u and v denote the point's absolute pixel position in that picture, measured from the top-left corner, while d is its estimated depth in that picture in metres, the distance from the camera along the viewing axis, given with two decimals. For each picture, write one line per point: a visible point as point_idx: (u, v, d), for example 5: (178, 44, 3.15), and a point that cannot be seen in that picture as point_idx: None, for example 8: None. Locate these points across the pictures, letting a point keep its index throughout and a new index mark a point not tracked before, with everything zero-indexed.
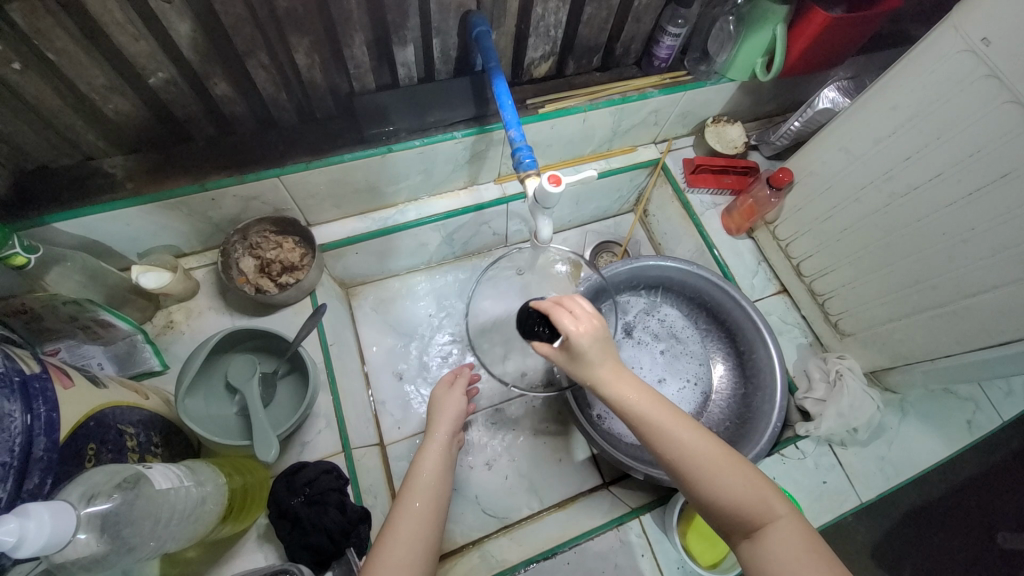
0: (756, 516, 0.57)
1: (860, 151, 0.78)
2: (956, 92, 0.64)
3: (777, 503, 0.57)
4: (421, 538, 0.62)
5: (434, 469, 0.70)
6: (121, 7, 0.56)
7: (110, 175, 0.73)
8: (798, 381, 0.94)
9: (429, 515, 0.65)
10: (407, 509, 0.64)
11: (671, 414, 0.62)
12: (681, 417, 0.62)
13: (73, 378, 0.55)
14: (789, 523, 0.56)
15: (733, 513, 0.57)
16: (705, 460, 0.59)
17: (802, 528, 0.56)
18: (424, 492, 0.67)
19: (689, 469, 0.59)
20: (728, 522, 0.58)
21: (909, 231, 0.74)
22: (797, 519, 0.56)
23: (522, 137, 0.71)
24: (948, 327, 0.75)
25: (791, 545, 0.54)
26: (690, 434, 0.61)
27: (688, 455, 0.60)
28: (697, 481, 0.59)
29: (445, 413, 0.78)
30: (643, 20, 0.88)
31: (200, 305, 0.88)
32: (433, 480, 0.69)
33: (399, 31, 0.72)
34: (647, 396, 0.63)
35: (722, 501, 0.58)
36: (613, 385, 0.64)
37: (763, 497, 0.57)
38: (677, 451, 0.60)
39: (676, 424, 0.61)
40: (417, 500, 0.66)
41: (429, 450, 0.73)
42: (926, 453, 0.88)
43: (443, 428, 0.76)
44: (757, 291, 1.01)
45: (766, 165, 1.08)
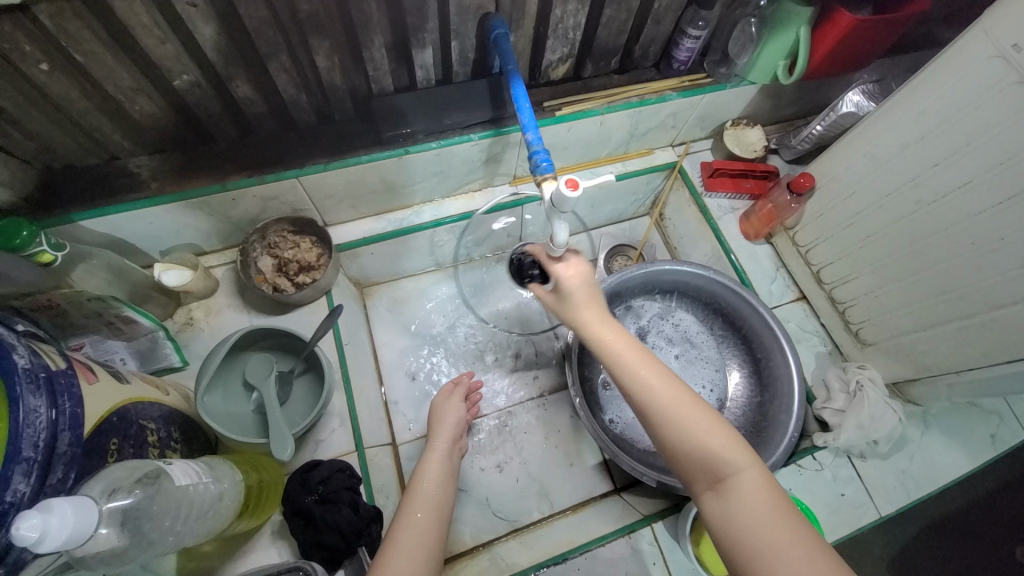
0: (721, 468, 0.56)
1: (886, 157, 0.76)
2: (989, 98, 0.62)
3: (744, 455, 0.56)
4: (424, 545, 0.62)
5: (435, 480, 0.72)
6: (148, 11, 0.57)
7: (135, 174, 0.75)
8: (816, 391, 0.92)
9: (432, 524, 0.66)
10: (409, 517, 0.65)
11: (645, 359, 0.62)
12: (653, 363, 0.62)
13: (97, 374, 0.56)
14: (755, 477, 0.55)
15: (698, 464, 0.57)
16: (673, 408, 0.59)
17: (767, 482, 0.54)
18: (427, 502, 0.68)
19: (657, 415, 0.59)
20: (693, 474, 0.57)
21: (935, 240, 0.72)
22: (763, 473, 0.55)
23: (539, 140, 0.71)
24: (975, 339, 0.72)
25: (754, 498, 0.53)
26: (660, 381, 0.60)
27: (658, 400, 0.59)
28: (664, 428, 0.58)
29: (445, 423, 0.81)
30: (663, 22, 0.87)
31: (219, 302, 0.89)
32: (435, 490, 0.70)
33: (419, 33, 0.72)
34: (624, 341, 0.64)
35: (687, 449, 0.57)
36: (594, 331, 0.66)
37: (730, 449, 0.56)
38: (646, 395, 0.60)
39: (649, 370, 0.61)
40: (419, 509, 0.67)
41: (430, 462, 0.75)
42: (949, 467, 0.85)
43: (442, 439, 0.79)
44: (775, 297, 0.99)
45: (786, 169, 1.06)
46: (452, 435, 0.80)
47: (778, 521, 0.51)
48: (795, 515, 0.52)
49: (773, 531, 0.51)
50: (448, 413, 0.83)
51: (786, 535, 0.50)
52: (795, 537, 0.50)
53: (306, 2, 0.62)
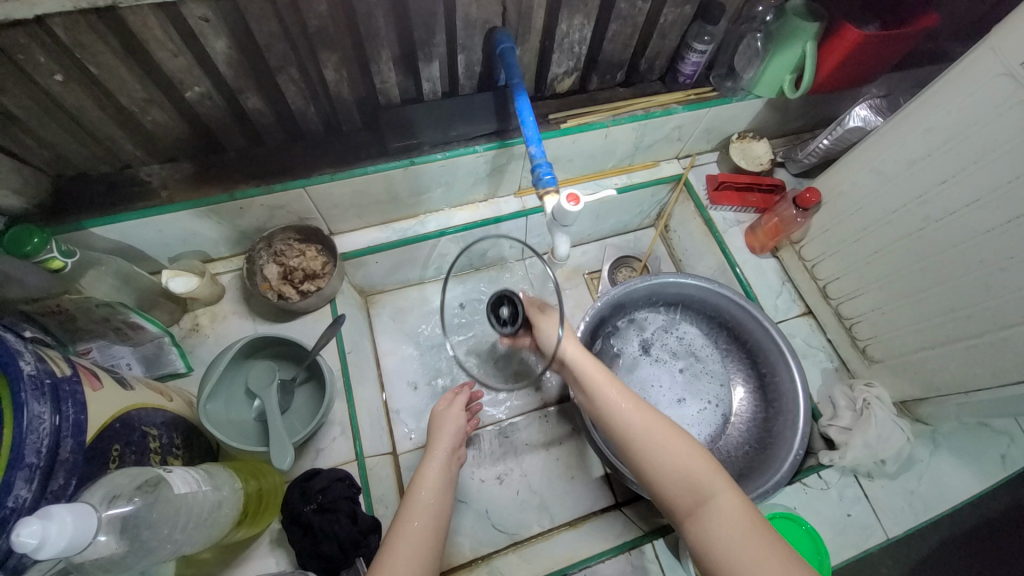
0: (700, 492, 0.62)
1: (893, 173, 0.76)
2: (998, 115, 0.61)
3: (721, 480, 0.63)
4: (418, 557, 0.61)
5: (433, 488, 0.70)
6: (161, 25, 0.58)
7: (146, 183, 0.76)
8: (821, 409, 0.89)
9: (427, 535, 0.64)
10: (404, 528, 0.64)
11: (628, 397, 0.72)
12: (636, 401, 0.71)
13: (102, 380, 0.57)
14: (731, 500, 0.61)
15: (679, 488, 0.63)
16: (653, 437, 0.67)
17: (742, 505, 0.60)
18: (424, 510, 0.67)
19: (640, 443, 0.67)
20: (675, 499, 0.64)
21: (944, 257, 0.72)
22: (738, 496, 0.61)
23: (543, 153, 0.71)
24: (985, 359, 0.71)
25: (729, 518, 0.59)
26: (643, 416, 0.69)
27: (640, 431, 0.68)
28: (647, 456, 0.66)
29: (444, 429, 0.79)
30: (668, 37, 0.87)
31: (224, 309, 0.90)
32: (433, 498, 0.69)
33: (426, 48, 0.73)
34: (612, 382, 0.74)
35: (667, 475, 0.64)
36: (586, 373, 0.76)
37: (708, 473, 0.63)
38: (630, 428, 0.69)
39: (632, 406, 0.70)
40: (415, 519, 0.65)
41: (429, 468, 0.73)
42: (958, 488, 0.83)
43: (441, 445, 0.76)
44: (780, 312, 0.99)
45: (792, 183, 1.06)
46: (451, 442, 0.78)
47: (752, 539, 0.57)
48: (769, 534, 0.58)
49: (748, 548, 0.57)
50: (448, 419, 0.80)
51: (759, 549, 0.56)
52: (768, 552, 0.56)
53: (316, 17, 0.63)
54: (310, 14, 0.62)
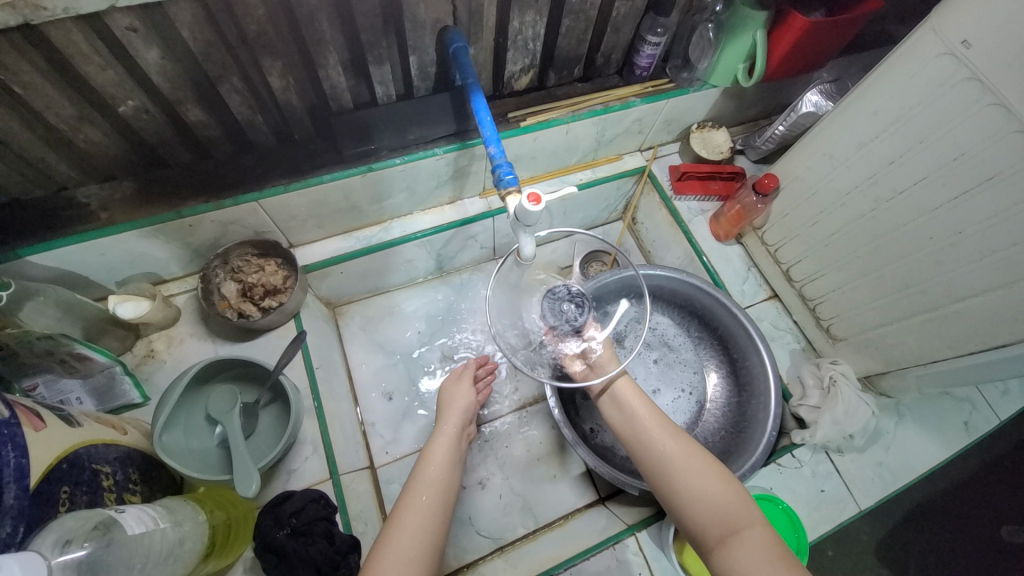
0: (732, 523, 0.63)
1: (844, 156, 0.78)
2: (939, 96, 0.63)
3: (752, 513, 0.64)
4: (425, 530, 0.63)
5: (442, 461, 0.72)
6: (85, 37, 0.54)
7: (84, 205, 0.72)
8: (792, 389, 0.93)
9: (433, 509, 0.66)
10: (412, 504, 0.66)
11: (665, 426, 0.74)
12: (673, 430, 0.73)
13: (45, 419, 0.53)
14: (762, 534, 0.62)
15: (713, 518, 0.64)
16: (690, 465, 0.68)
17: (772, 539, 0.62)
18: (431, 485, 0.68)
19: (674, 470, 0.69)
20: (706, 530, 0.65)
21: (895, 235, 0.74)
22: (768, 531, 0.63)
23: (502, 153, 0.70)
24: (940, 331, 0.74)
25: (761, 551, 0.60)
26: (680, 444, 0.71)
27: (678, 459, 0.69)
28: (684, 483, 0.67)
29: (453, 405, 0.80)
30: (622, 30, 0.87)
31: (181, 332, 0.86)
32: (440, 473, 0.70)
33: (375, 50, 0.71)
34: (650, 410, 0.76)
35: (701, 503, 0.66)
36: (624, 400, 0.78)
37: (741, 506, 0.65)
38: (665, 455, 0.70)
39: (670, 435, 0.72)
40: (421, 495, 0.67)
41: (437, 443, 0.74)
42: (924, 456, 0.87)
43: (450, 421, 0.77)
44: (748, 297, 1.01)
45: (752, 169, 1.07)
46: (461, 420, 0.78)
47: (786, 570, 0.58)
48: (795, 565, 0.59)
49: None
50: (460, 402, 0.80)
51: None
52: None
53: (254, 22, 0.60)
54: (248, 19, 0.59)
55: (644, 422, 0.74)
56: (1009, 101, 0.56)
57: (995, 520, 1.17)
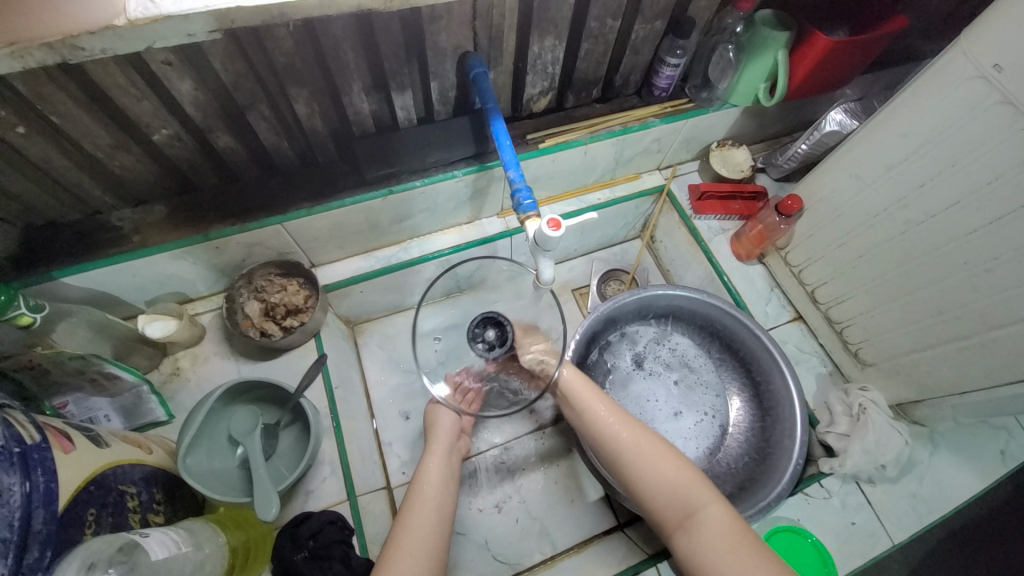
0: (688, 505, 0.67)
1: (871, 178, 0.76)
2: (973, 118, 0.61)
3: (707, 492, 0.67)
4: (422, 549, 0.66)
5: (435, 482, 0.75)
6: (123, 71, 0.57)
7: (118, 228, 0.75)
8: (819, 415, 0.90)
9: (431, 529, 0.68)
10: (408, 522, 0.68)
11: (620, 415, 0.78)
12: (626, 418, 0.77)
13: (74, 440, 0.54)
14: (718, 511, 0.65)
15: (670, 502, 0.68)
16: (644, 452, 0.73)
17: (728, 514, 0.65)
18: (425, 501, 0.72)
19: (631, 459, 0.73)
20: (667, 515, 0.68)
21: (927, 259, 0.72)
22: (724, 507, 0.66)
23: (521, 177, 0.70)
24: (976, 360, 0.71)
25: (717, 529, 0.64)
26: (634, 432, 0.75)
27: (632, 447, 0.74)
28: (638, 471, 0.72)
29: (439, 427, 0.86)
30: (641, 52, 0.87)
31: (206, 350, 0.88)
32: (433, 493, 0.73)
33: (397, 77, 0.72)
34: (603, 401, 0.80)
35: (657, 489, 0.70)
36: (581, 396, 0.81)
37: (696, 487, 0.68)
38: (621, 446, 0.74)
39: (625, 425, 0.76)
40: (417, 513, 0.70)
41: (429, 464, 0.78)
42: (961, 488, 0.83)
43: (438, 445, 0.82)
44: (771, 318, 0.98)
45: (774, 188, 1.06)
46: (448, 441, 0.84)
47: (740, 546, 0.62)
48: (749, 537, 0.63)
49: (728, 552, 0.61)
50: (443, 422, 0.87)
51: (739, 555, 0.61)
52: (754, 558, 0.60)
53: (282, 53, 0.62)
54: (277, 51, 0.61)
55: (602, 414, 0.78)
56: None
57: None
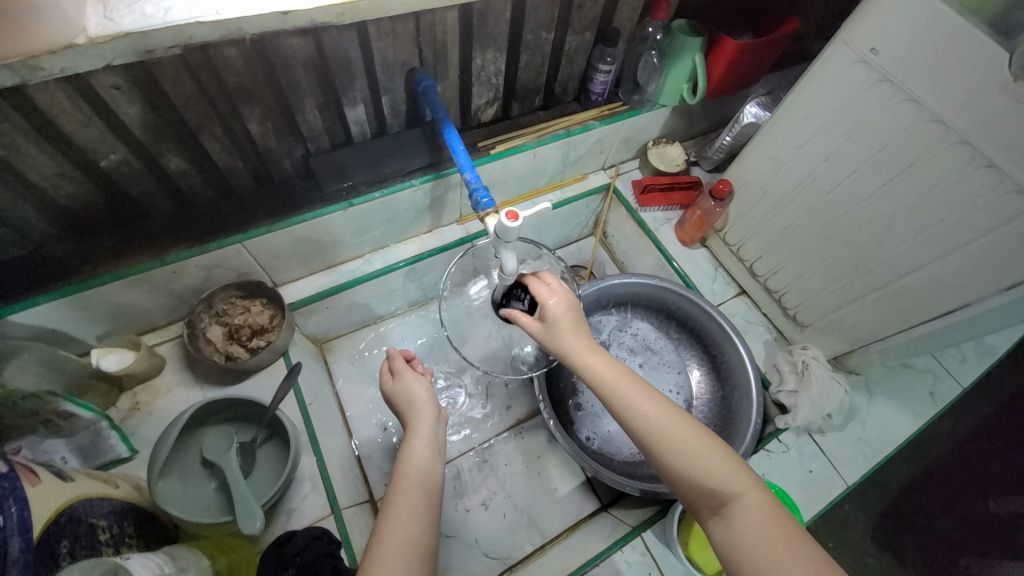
0: (722, 494, 0.58)
1: (786, 158, 0.86)
2: (859, 98, 0.71)
3: (744, 479, 0.59)
4: (415, 538, 0.58)
5: (422, 465, 0.66)
6: (68, 97, 0.57)
7: (65, 260, 0.72)
8: (770, 376, 0.98)
9: (423, 516, 0.61)
10: (394, 513, 0.60)
11: (637, 384, 0.66)
12: (650, 393, 0.65)
13: (41, 475, 0.52)
14: (756, 500, 0.57)
15: (702, 490, 0.59)
16: (672, 433, 0.61)
17: (769, 503, 0.57)
18: (411, 485, 0.62)
19: (655, 442, 0.62)
20: (697, 501, 0.60)
21: (839, 223, 0.81)
22: (763, 494, 0.58)
23: (477, 178, 0.75)
24: (891, 307, 0.80)
25: (756, 520, 0.56)
26: (658, 406, 0.63)
27: (656, 428, 0.62)
28: (665, 454, 0.61)
29: (417, 401, 0.72)
30: (576, 61, 0.95)
31: (167, 382, 0.85)
32: (422, 478, 0.64)
33: (349, 92, 0.75)
34: (616, 366, 0.67)
35: (686, 475, 0.60)
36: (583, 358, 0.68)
37: (732, 474, 0.59)
38: (645, 420, 0.63)
39: (645, 397, 0.64)
40: (404, 501, 0.61)
41: (414, 446, 0.67)
42: (898, 428, 0.92)
43: (422, 426, 0.70)
44: (718, 296, 1.07)
45: (707, 178, 1.16)
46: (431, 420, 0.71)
47: (785, 542, 0.54)
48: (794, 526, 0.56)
49: (774, 542, 0.54)
50: (419, 394, 0.73)
51: (784, 547, 0.54)
52: (803, 557, 0.52)
53: (233, 73, 0.64)
54: (228, 71, 0.63)
55: (613, 380, 0.66)
56: (919, 96, 0.64)
57: (980, 494, 1.22)
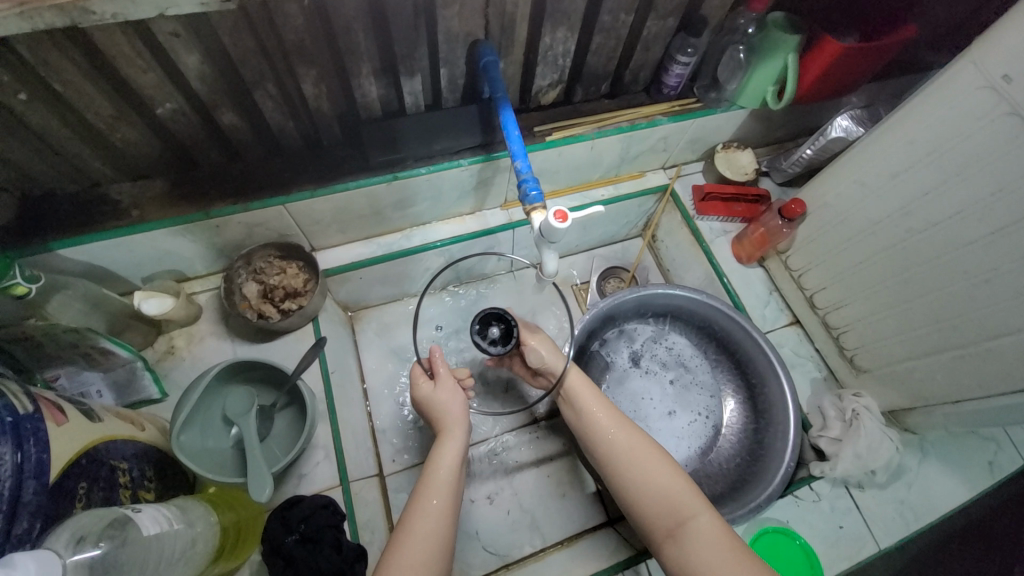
0: (679, 515, 0.63)
1: (876, 185, 0.76)
2: (979, 128, 0.61)
3: (699, 503, 0.64)
4: (438, 534, 0.63)
5: (450, 467, 0.69)
6: (129, 40, 0.56)
7: (117, 203, 0.74)
8: (811, 419, 0.90)
9: (445, 511, 0.65)
10: (421, 503, 0.65)
11: (611, 416, 0.73)
12: (619, 419, 0.73)
13: (68, 413, 0.54)
14: (710, 523, 0.62)
15: (660, 512, 0.64)
16: (636, 459, 0.68)
17: (724, 529, 0.62)
18: (441, 487, 0.67)
19: (622, 467, 0.68)
20: (655, 525, 0.65)
21: (928, 267, 0.72)
22: (716, 519, 0.63)
23: (528, 168, 0.70)
24: (970, 369, 0.72)
25: (710, 541, 0.61)
26: (626, 436, 0.70)
27: (621, 449, 0.69)
28: (629, 479, 0.67)
29: (449, 408, 0.74)
30: (652, 49, 0.87)
31: (202, 330, 0.87)
32: (448, 478, 0.68)
33: (407, 61, 0.72)
34: (595, 399, 0.75)
35: (647, 499, 0.65)
36: (570, 387, 0.77)
37: (688, 496, 0.64)
38: (612, 444, 0.70)
39: (617, 428, 0.72)
40: (432, 496, 0.66)
41: (444, 447, 0.71)
42: (948, 497, 0.84)
43: (450, 429, 0.73)
44: (768, 321, 0.99)
45: (777, 192, 1.06)
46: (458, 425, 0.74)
47: (735, 561, 0.59)
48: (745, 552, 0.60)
49: (724, 564, 0.58)
50: (451, 400, 0.75)
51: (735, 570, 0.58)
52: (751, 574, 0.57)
53: (291, 31, 0.61)
54: (287, 29, 0.60)
55: (592, 413, 0.74)
56: None
57: (1012, 558, 1.12)
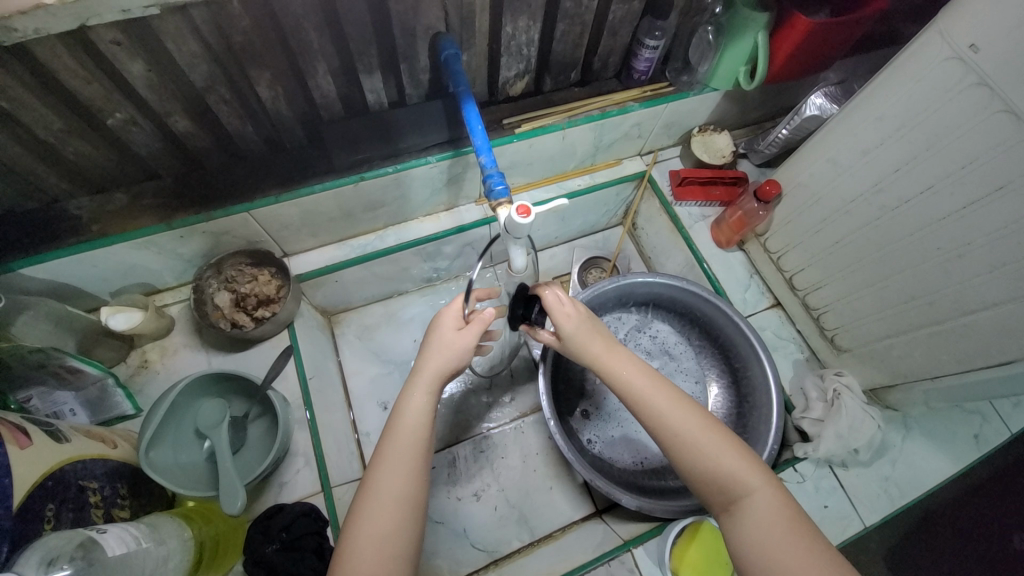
0: (733, 492, 0.58)
1: (848, 162, 0.75)
2: (946, 101, 0.60)
3: (756, 479, 0.58)
4: (404, 493, 0.57)
5: (420, 417, 0.61)
6: (70, 52, 0.54)
7: (76, 217, 0.72)
8: (795, 400, 0.91)
9: (416, 469, 0.58)
10: (390, 465, 0.57)
11: (658, 389, 0.64)
12: (664, 392, 0.64)
13: (32, 435, 0.53)
14: (768, 500, 0.57)
15: (710, 487, 0.60)
16: (686, 435, 0.61)
17: (782, 506, 0.57)
18: (406, 439, 0.59)
19: (669, 441, 0.62)
20: (709, 497, 0.60)
21: (902, 244, 0.71)
22: (776, 493, 0.58)
23: (493, 163, 0.68)
24: (946, 345, 0.72)
25: (767, 521, 0.56)
26: (673, 407, 0.62)
27: (670, 428, 0.62)
28: (679, 456, 0.61)
29: (441, 330, 0.65)
30: (620, 33, 0.85)
31: (175, 342, 0.87)
32: (417, 434, 0.59)
33: (365, 59, 0.69)
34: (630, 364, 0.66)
35: (698, 475, 0.60)
36: (606, 361, 0.67)
37: (745, 474, 0.58)
38: (658, 418, 0.62)
39: (660, 395, 0.63)
40: (399, 455, 0.58)
41: (414, 398, 0.61)
42: (933, 471, 0.83)
43: (425, 375, 0.62)
44: (750, 305, 0.99)
45: (755, 173, 1.05)
46: (438, 374, 0.63)
47: (797, 540, 0.54)
48: (805, 531, 0.55)
49: (787, 544, 0.54)
50: (440, 351, 0.63)
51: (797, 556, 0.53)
52: (811, 554, 0.53)
53: (240, 33, 0.59)
54: (233, 30, 0.58)
55: (630, 380, 0.65)
56: (1019, 107, 0.54)
57: (1008, 526, 1.10)
